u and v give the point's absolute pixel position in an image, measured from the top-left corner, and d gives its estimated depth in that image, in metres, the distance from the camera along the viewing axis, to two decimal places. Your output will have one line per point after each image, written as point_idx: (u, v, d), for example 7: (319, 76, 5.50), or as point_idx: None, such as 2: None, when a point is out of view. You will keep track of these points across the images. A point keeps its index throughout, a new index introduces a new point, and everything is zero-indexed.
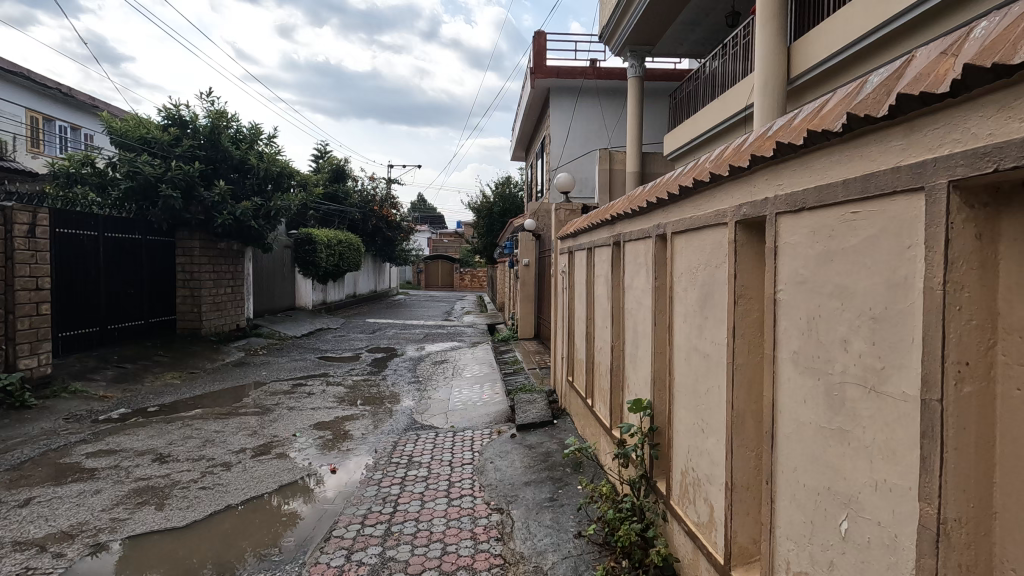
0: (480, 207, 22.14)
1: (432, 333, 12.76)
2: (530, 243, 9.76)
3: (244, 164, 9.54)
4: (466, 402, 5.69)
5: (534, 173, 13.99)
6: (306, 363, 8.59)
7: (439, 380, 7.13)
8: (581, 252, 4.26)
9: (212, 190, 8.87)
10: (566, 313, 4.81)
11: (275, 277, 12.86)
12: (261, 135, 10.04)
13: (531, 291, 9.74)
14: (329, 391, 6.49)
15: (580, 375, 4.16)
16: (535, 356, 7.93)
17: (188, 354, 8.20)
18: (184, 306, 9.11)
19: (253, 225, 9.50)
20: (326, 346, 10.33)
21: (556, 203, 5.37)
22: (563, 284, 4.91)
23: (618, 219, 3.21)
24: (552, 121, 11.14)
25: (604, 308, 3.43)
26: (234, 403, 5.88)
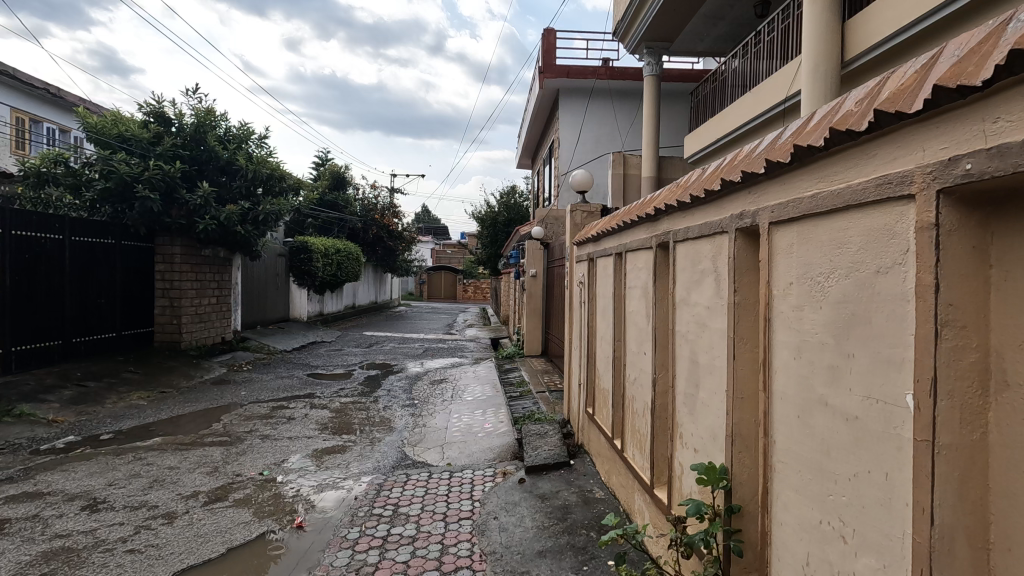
0: (485, 216, 21.56)
1: (432, 348, 11.99)
2: (538, 253, 9.05)
3: (232, 166, 8.88)
4: (466, 433, 4.92)
5: (542, 180, 13.33)
6: (293, 381, 7.86)
7: (437, 402, 6.38)
8: (603, 259, 3.52)
9: (195, 192, 8.19)
10: (584, 332, 4.07)
11: (267, 286, 12.20)
12: (252, 135, 9.42)
13: (538, 304, 9.04)
14: (311, 416, 5.75)
15: (605, 409, 3.42)
16: (543, 376, 7.18)
17: (163, 370, 7.47)
18: (163, 318, 8.40)
19: (240, 231, 8.83)
20: (317, 361, 9.61)
21: (572, 204, 4.65)
22: (581, 298, 4.17)
23: (668, 213, 2.40)
24: (561, 124, 10.49)
25: (640, 328, 2.69)
26: (201, 431, 5.14)
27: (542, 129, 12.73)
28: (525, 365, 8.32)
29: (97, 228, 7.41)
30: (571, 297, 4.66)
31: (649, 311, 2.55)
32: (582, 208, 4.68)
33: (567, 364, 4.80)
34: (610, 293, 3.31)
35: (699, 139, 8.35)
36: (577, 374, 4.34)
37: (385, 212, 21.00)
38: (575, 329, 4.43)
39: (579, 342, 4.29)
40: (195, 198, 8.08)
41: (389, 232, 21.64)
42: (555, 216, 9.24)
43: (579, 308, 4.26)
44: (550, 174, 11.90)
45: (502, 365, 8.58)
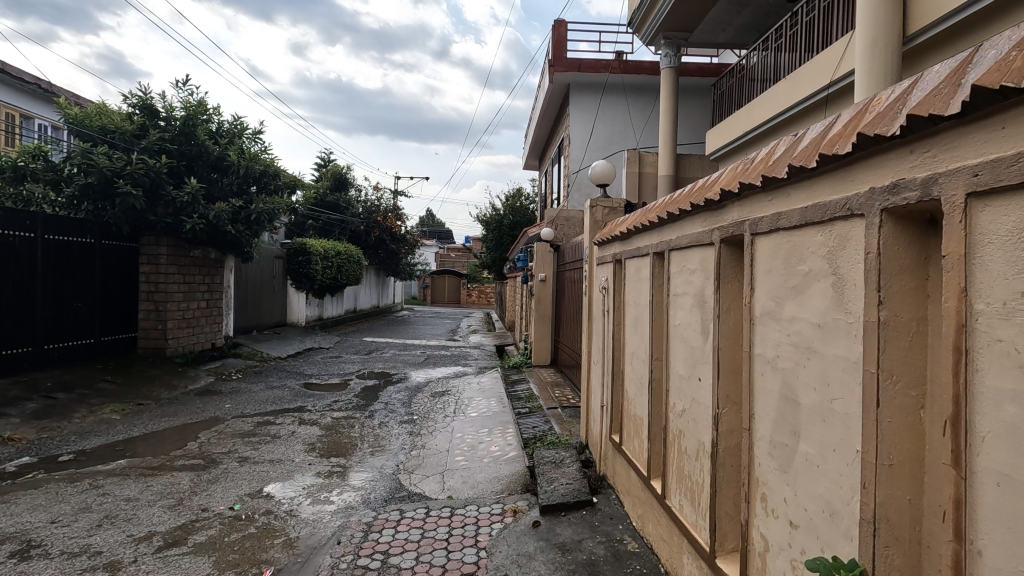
0: (490, 219, 21.05)
1: (434, 355, 11.42)
2: (548, 257, 8.49)
3: (223, 162, 8.36)
4: (469, 458, 4.33)
5: (550, 181, 12.78)
6: (284, 392, 7.30)
7: (438, 418, 5.82)
8: (636, 261, 2.94)
9: (182, 189, 7.67)
10: (608, 346, 3.50)
11: (262, 290, 11.68)
12: (246, 130, 8.91)
13: (548, 310, 8.48)
14: (299, 435, 5.18)
15: (638, 441, 2.84)
16: (554, 390, 6.62)
17: (143, 380, 6.93)
18: (147, 323, 7.88)
19: (231, 231, 8.30)
20: (312, 370, 9.05)
21: (592, 199, 4.10)
22: (604, 306, 3.61)
23: (735, 200, 1.77)
24: (572, 120, 9.95)
25: (694, 346, 2.11)
26: (173, 452, 4.57)
27: (551, 128, 12.19)
28: (533, 376, 7.75)
29: (74, 226, 6.89)
30: (591, 305, 4.08)
31: (707, 326, 1.97)
32: (604, 203, 4.12)
33: (585, 381, 4.23)
34: (645, 303, 2.72)
35: (722, 134, 7.77)
36: (598, 395, 3.75)
37: (388, 214, 20.50)
38: (597, 341, 3.85)
39: (601, 357, 3.71)
40: (181, 194, 7.55)
41: (392, 235, 21.12)
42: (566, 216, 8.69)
43: (601, 318, 3.69)
44: (560, 174, 11.35)
45: (508, 375, 8.00)
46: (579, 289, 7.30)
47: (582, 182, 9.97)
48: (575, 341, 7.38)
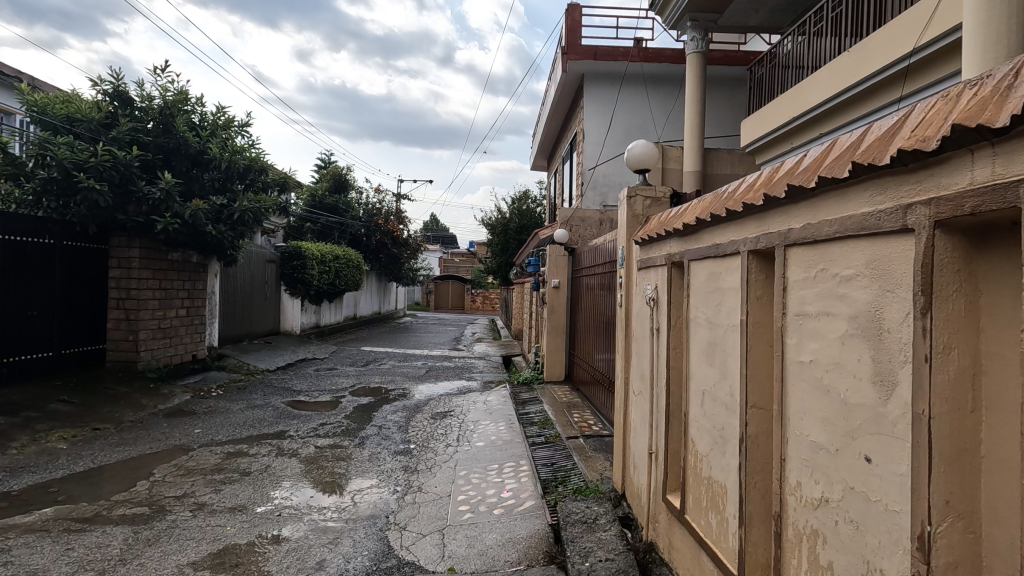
0: (496, 223, 20.31)
1: (436, 367, 10.59)
2: (563, 261, 7.66)
3: (204, 157, 7.59)
4: (475, 510, 3.48)
5: (561, 181, 11.98)
6: (266, 412, 6.49)
7: (439, 448, 5.00)
8: (710, 262, 2.11)
9: (156, 184, 6.88)
10: (659, 374, 2.67)
11: (252, 296, 10.90)
12: (232, 122, 8.17)
13: (562, 321, 7.66)
14: (273, 471, 4.35)
15: (718, 518, 2.00)
16: (572, 413, 5.79)
17: (106, 399, 6.12)
18: (117, 333, 7.09)
19: (212, 232, 7.49)
20: (302, 385, 8.24)
21: (630, 187, 3.29)
22: (652, 321, 2.78)
23: (986, 143, 0.95)
24: (587, 113, 9.15)
25: (853, 400, 1.27)
26: (115, 496, 3.76)
27: (562, 124, 11.41)
28: (546, 395, 6.93)
29: (29, 225, 6.12)
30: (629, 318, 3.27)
31: (894, 373, 1.14)
32: (645, 192, 3.30)
33: (619, 412, 3.42)
34: (734, 322, 1.89)
35: (760, 122, 6.92)
36: (642, 437, 2.92)
37: (390, 218, 19.74)
38: (639, 365, 3.02)
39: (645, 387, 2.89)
40: (153, 190, 6.75)
41: (394, 239, 20.36)
42: (581, 217, 7.88)
43: (647, 338, 2.86)
44: (572, 172, 10.55)
45: (518, 393, 7.15)
46: (600, 297, 6.47)
47: (597, 180, 9.17)
48: (594, 355, 6.57)
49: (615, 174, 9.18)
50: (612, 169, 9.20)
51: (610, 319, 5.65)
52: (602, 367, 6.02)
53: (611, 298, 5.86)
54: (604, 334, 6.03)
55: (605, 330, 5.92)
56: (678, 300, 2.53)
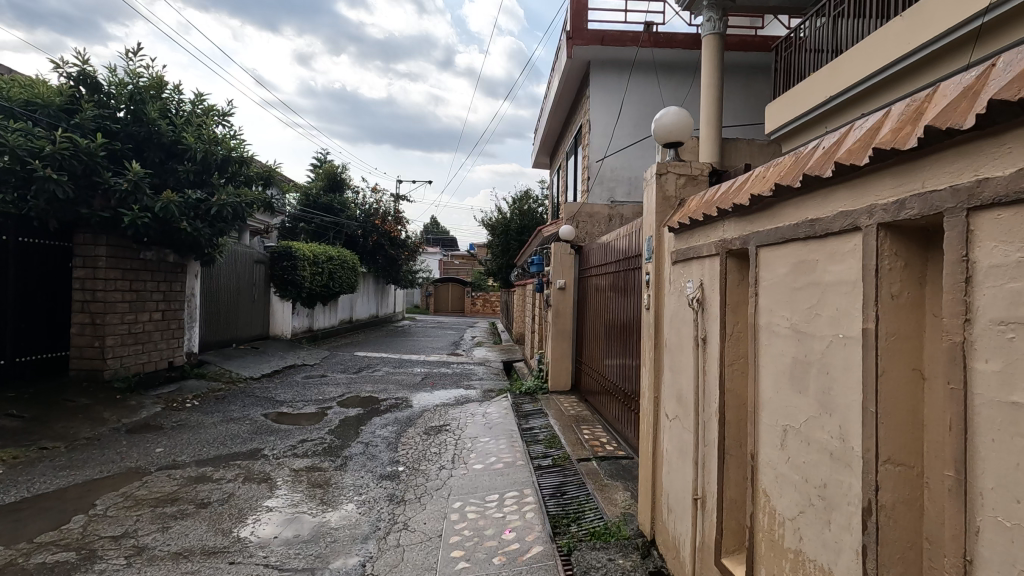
0: (497, 224, 19.75)
1: (432, 374, 9.95)
2: (569, 260, 7.07)
3: (178, 147, 6.99)
4: (471, 558, 2.86)
5: (565, 177, 11.38)
6: (242, 427, 5.86)
7: (431, 471, 4.39)
8: (797, 248, 1.50)
9: (123, 176, 6.27)
10: (707, 397, 2.07)
11: (237, 299, 10.29)
12: (211, 112, 7.58)
13: (568, 325, 7.06)
14: (237, 501, 3.74)
15: None
16: (580, 429, 5.19)
17: (62, 413, 5.49)
18: (81, 339, 6.48)
19: (186, 229, 6.88)
20: (286, 394, 7.63)
21: (662, 161, 2.69)
22: (694, 329, 2.18)
23: None
24: (594, 103, 8.56)
25: None
26: (40, 537, 3.14)
27: (566, 117, 10.79)
28: (551, 406, 6.33)
29: None
30: (660, 323, 2.66)
31: None
32: (677, 169, 2.69)
33: (644, 437, 2.83)
34: (847, 333, 1.29)
35: (790, 104, 6.26)
36: (681, 475, 2.32)
37: (387, 218, 19.11)
38: (675, 382, 2.42)
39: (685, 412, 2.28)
40: (119, 182, 6.14)
41: (391, 240, 19.74)
42: (589, 212, 7.21)
43: (688, 349, 2.25)
44: (577, 167, 9.95)
45: (520, 404, 6.53)
46: (611, 299, 5.87)
47: (605, 174, 8.58)
48: (603, 362, 5.98)
49: (623, 168, 8.58)
50: (620, 163, 8.60)
51: (626, 322, 5.03)
52: (614, 376, 5.39)
53: (625, 300, 5.24)
54: (616, 339, 5.41)
55: (619, 335, 5.30)
56: (738, 301, 1.92)
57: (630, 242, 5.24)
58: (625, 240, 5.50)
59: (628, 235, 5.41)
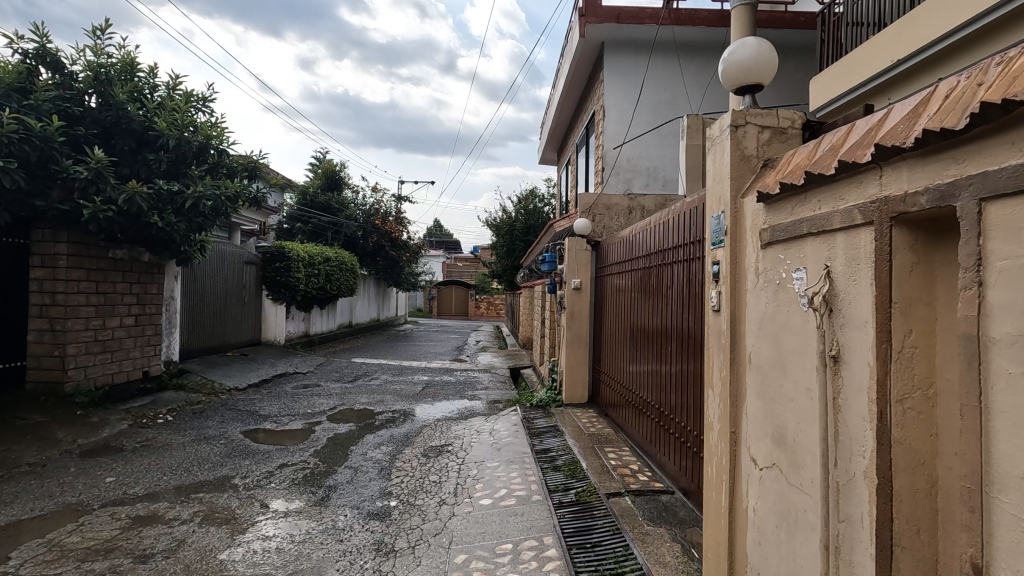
0: (502, 223, 19.07)
1: (433, 383, 9.20)
2: (586, 257, 6.36)
3: (150, 134, 6.30)
4: None
5: (575, 171, 10.65)
6: (215, 448, 5.13)
7: (430, 507, 3.66)
8: None
9: (84, 163, 5.57)
10: (848, 448, 1.34)
11: (224, 302, 9.59)
12: (189, 96, 6.88)
13: (583, 330, 6.33)
14: (187, 553, 3.00)
15: None
16: (604, 451, 4.46)
17: (7, 434, 4.78)
18: (39, 348, 5.78)
19: (158, 225, 6.18)
20: (272, 407, 6.90)
21: (738, 109, 1.96)
22: (816, 341, 1.45)
23: None
24: (609, 86, 7.82)
25: None
26: None
27: (576, 105, 10.06)
28: (567, 422, 5.59)
29: None
30: (741, 330, 1.93)
31: None
32: (759, 119, 1.98)
33: (713, 484, 2.10)
34: None
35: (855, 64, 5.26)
36: (787, 556, 1.58)
37: (387, 218, 18.38)
38: (771, 416, 1.69)
39: (798, 462, 1.54)
40: (78, 169, 5.43)
41: (392, 241, 19.00)
42: (606, 203, 6.42)
43: (802, 370, 1.53)
44: (590, 158, 9.23)
45: (531, 420, 5.79)
46: (634, 301, 5.12)
47: (621, 164, 7.85)
48: (626, 372, 5.23)
49: (641, 157, 7.85)
50: (638, 152, 7.88)
51: (658, 328, 4.26)
52: (642, 390, 4.64)
53: (655, 301, 4.48)
54: (644, 347, 4.69)
55: (648, 343, 4.54)
56: (914, 296, 1.19)
57: (657, 234, 4.46)
58: (650, 232, 4.78)
59: (653, 226, 4.63)
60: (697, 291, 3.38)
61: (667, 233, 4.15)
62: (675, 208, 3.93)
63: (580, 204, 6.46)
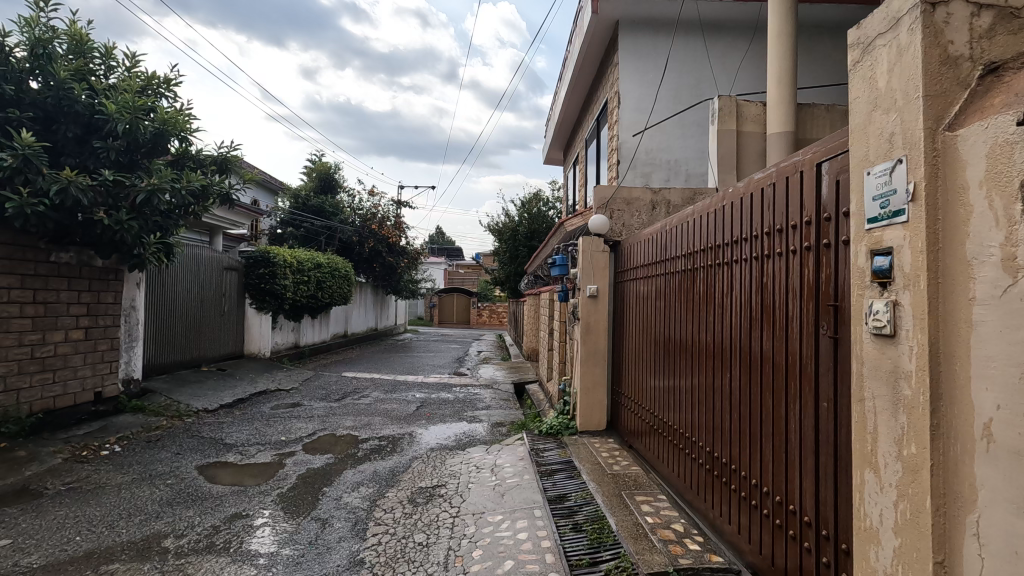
0: (504, 228, 18.25)
1: (429, 402, 8.29)
2: (603, 260, 5.45)
3: (98, 119, 5.43)
4: None
5: (585, 168, 9.78)
6: (158, 491, 4.23)
7: None
8: None
9: (10, 149, 4.71)
10: None
11: (198, 312, 8.72)
12: (151, 78, 6.03)
13: (602, 344, 5.42)
14: None
15: None
16: (637, 502, 3.53)
17: None
18: None
19: (103, 223, 5.31)
20: (242, 434, 6.00)
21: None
22: None
23: None
24: (625, 69, 6.96)
25: None
26: None
27: (587, 95, 9.20)
28: (584, 454, 4.69)
29: None
30: (957, 379, 1.25)
31: None
32: None
33: None
34: None
35: None
36: None
37: (384, 223, 17.55)
38: None
39: None
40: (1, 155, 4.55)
41: (389, 246, 18.12)
42: (626, 197, 5.54)
43: None
44: (602, 152, 8.38)
45: (541, 453, 4.88)
46: (663, 311, 4.21)
47: (639, 156, 6.98)
48: (655, 396, 4.29)
49: (662, 149, 7.00)
50: (658, 142, 7.01)
51: (700, 348, 3.33)
52: (679, 423, 3.70)
53: (692, 311, 3.58)
54: (678, 368, 3.78)
55: (686, 365, 3.60)
56: None
57: (695, 229, 3.56)
58: (683, 225, 3.88)
59: (690, 220, 3.71)
60: (770, 301, 2.43)
61: (712, 226, 3.20)
62: (726, 193, 2.98)
63: (596, 198, 5.58)
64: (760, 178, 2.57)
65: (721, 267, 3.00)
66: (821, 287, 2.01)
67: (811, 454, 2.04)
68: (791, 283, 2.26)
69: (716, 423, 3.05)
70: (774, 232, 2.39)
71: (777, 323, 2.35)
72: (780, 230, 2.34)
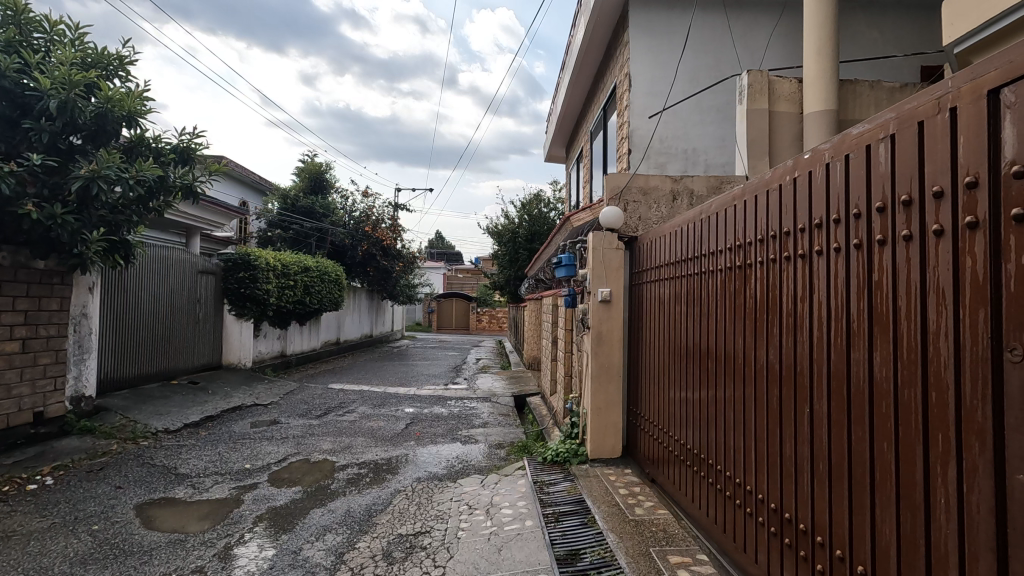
0: (504, 229, 17.54)
1: (420, 418, 7.53)
2: (617, 259, 4.66)
3: (29, 96, 4.66)
4: None
5: (590, 162, 9.07)
6: (78, 541, 3.45)
7: None
8: None
9: None
10: None
11: (167, 320, 7.95)
12: (101, 54, 5.25)
13: (615, 357, 4.64)
14: None
15: None
16: (671, 564, 2.76)
17: None
18: None
19: (33, 217, 4.55)
20: (201, 460, 5.23)
21: None
22: None
23: None
24: (638, 46, 6.22)
25: None
26: None
27: (592, 84, 8.50)
28: (598, 490, 3.91)
29: None
30: None
31: None
32: None
33: None
34: None
35: None
36: None
37: (379, 225, 16.83)
38: None
39: None
40: None
41: (384, 250, 17.37)
42: (642, 187, 4.81)
43: None
44: (610, 142, 7.65)
45: (545, 489, 4.10)
46: (687, 318, 3.47)
47: (654, 145, 6.25)
48: (679, 419, 3.55)
49: (679, 136, 6.27)
50: (674, 129, 6.28)
51: (749, 368, 2.55)
52: (718, 460, 2.92)
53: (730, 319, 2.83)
54: (711, 388, 3.04)
55: (726, 387, 2.83)
56: None
57: (734, 215, 2.80)
58: (713, 212, 3.13)
59: (723, 204, 2.96)
60: (884, 308, 1.66)
61: (767, 209, 2.41)
62: (794, 162, 2.20)
63: (607, 188, 4.83)
64: (860, 134, 1.79)
65: (786, 262, 2.21)
66: (1003, 289, 1.26)
67: (988, 553, 1.30)
68: (924, 284, 1.51)
69: (779, 468, 2.27)
70: (894, 206, 1.61)
71: (902, 342, 1.57)
72: (909, 202, 1.56)
